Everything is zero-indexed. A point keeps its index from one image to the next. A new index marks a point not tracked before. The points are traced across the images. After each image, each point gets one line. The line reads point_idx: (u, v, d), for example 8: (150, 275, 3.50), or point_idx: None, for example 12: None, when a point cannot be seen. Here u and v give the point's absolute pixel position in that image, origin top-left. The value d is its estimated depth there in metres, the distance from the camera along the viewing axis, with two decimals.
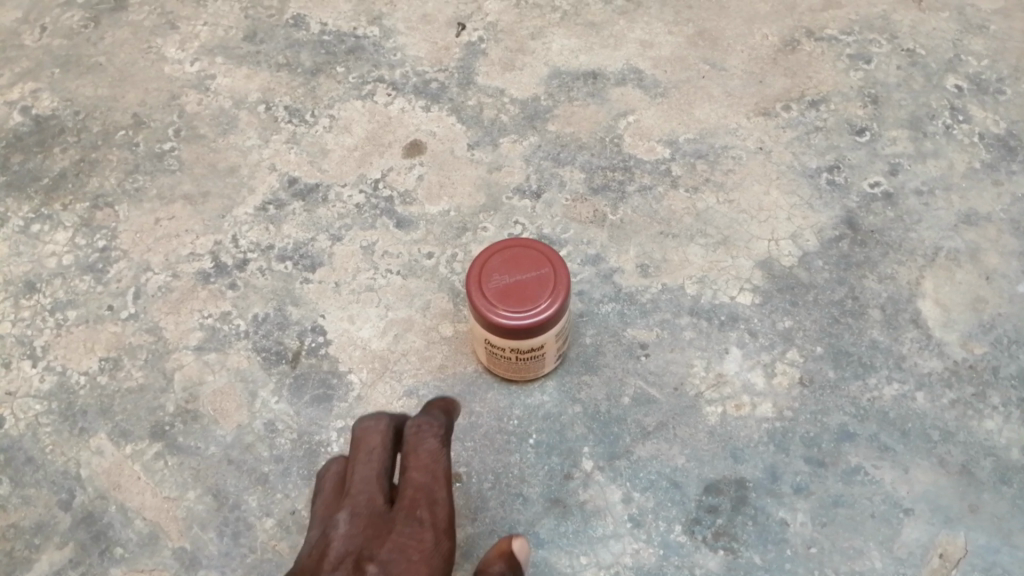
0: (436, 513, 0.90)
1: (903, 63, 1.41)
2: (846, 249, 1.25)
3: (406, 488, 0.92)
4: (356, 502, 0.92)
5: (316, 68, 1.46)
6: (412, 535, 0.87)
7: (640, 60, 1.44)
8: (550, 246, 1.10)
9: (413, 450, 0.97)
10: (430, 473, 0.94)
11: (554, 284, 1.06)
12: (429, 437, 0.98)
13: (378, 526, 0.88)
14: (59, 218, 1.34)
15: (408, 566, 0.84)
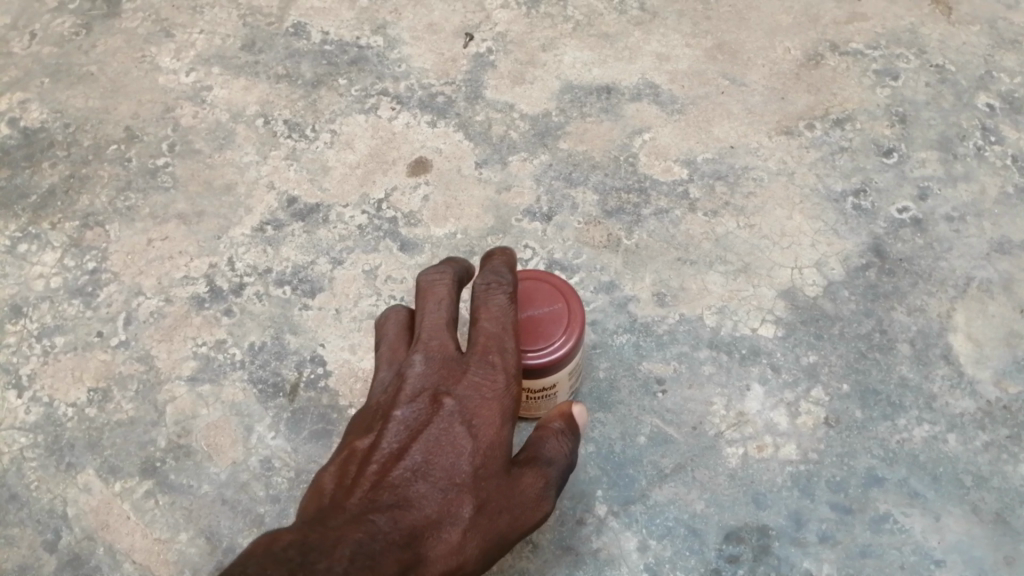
0: (508, 358, 0.88)
1: (932, 79, 1.35)
2: (873, 279, 1.19)
3: (478, 335, 0.90)
4: (428, 346, 0.89)
5: (317, 79, 1.39)
6: (484, 378, 0.86)
7: (657, 74, 1.37)
8: (563, 279, 1.05)
9: (482, 305, 0.92)
10: (501, 324, 0.91)
11: (568, 320, 1.01)
12: (499, 292, 0.93)
13: (450, 366, 0.88)
14: (47, 238, 1.28)
15: (482, 405, 0.85)
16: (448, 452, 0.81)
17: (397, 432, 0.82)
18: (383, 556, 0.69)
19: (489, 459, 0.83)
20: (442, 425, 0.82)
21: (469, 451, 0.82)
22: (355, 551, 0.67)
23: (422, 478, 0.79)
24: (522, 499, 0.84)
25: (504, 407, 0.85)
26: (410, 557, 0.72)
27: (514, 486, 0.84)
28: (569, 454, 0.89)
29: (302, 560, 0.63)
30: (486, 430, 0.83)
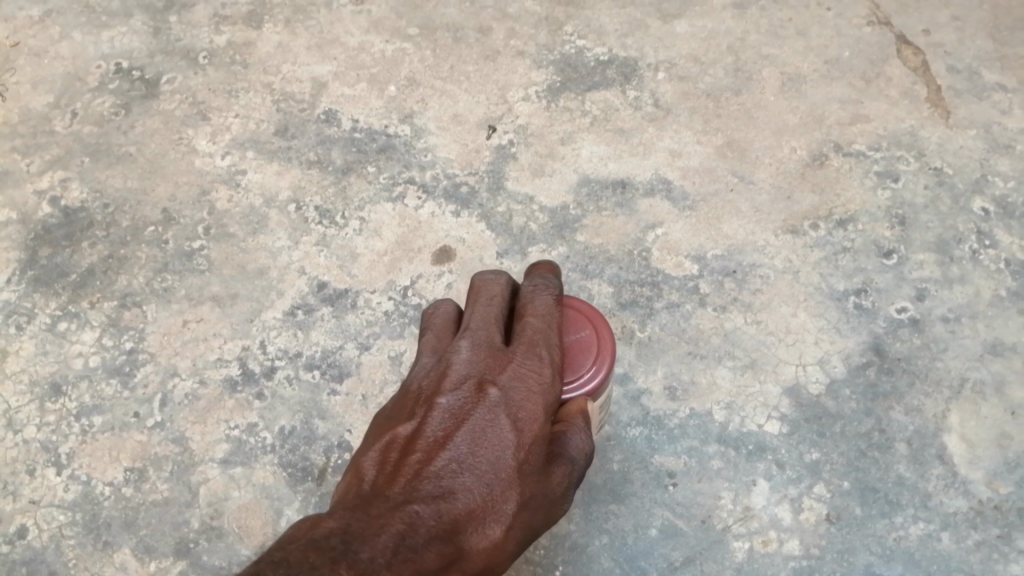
0: (551, 355, 0.94)
1: (931, 183, 1.43)
2: (873, 378, 1.25)
3: (526, 327, 0.97)
4: (475, 339, 0.94)
5: (347, 167, 1.46)
6: (527, 375, 0.90)
7: (669, 170, 1.45)
8: (591, 304, 1.09)
9: (529, 304, 1.01)
10: (546, 319, 0.99)
11: (598, 349, 1.05)
12: (543, 295, 1.02)
13: (495, 357, 0.92)
14: (86, 316, 1.34)
15: (523, 402, 0.87)
16: (490, 446, 0.82)
17: (441, 422, 0.83)
18: (424, 546, 0.68)
19: (530, 452, 0.84)
20: (485, 415, 0.84)
21: (513, 443, 0.82)
22: (397, 542, 0.66)
23: (466, 469, 0.79)
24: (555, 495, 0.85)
25: (545, 402, 0.89)
26: (448, 551, 0.71)
27: (550, 480, 0.86)
28: (591, 445, 0.91)
29: (344, 548, 0.62)
30: (527, 428, 0.85)
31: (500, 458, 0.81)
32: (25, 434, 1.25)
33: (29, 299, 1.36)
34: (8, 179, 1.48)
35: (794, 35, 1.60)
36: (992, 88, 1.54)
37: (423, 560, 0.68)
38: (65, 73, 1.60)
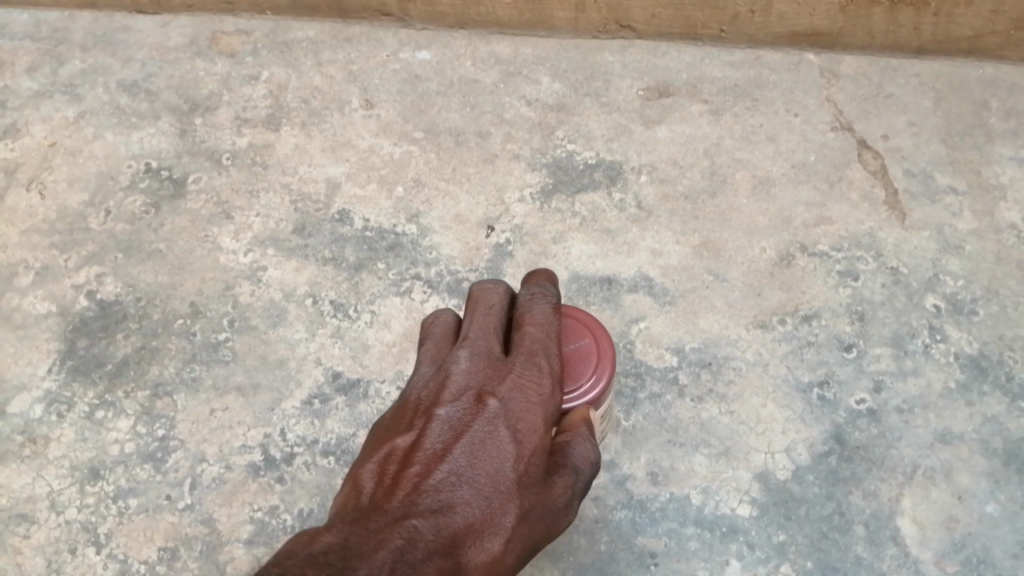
0: (546, 368, 1.08)
1: (887, 280, 1.58)
2: (834, 464, 1.39)
3: (523, 338, 1.11)
4: (474, 353, 1.08)
5: (359, 263, 1.61)
6: (522, 390, 1.04)
7: (651, 268, 1.61)
8: (590, 316, 1.30)
9: (526, 315, 1.15)
10: (543, 329, 1.13)
11: (598, 360, 1.24)
12: (540, 306, 1.16)
13: (494, 368, 1.07)
14: (121, 405, 1.47)
15: (516, 416, 1.01)
16: (485, 459, 0.96)
17: (441, 437, 0.98)
18: (423, 559, 0.82)
19: (528, 464, 0.99)
20: (484, 428, 0.98)
21: (507, 458, 0.97)
22: (396, 556, 0.80)
23: (465, 482, 0.94)
24: (551, 504, 1.00)
25: (542, 411, 1.04)
26: (448, 564, 0.85)
27: (547, 490, 1.01)
28: (591, 457, 1.07)
29: (344, 564, 0.76)
30: (519, 441, 0.99)
31: (496, 472, 0.96)
32: (66, 516, 1.37)
33: (69, 388, 1.49)
34: (48, 274, 1.62)
35: (765, 140, 1.77)
36: (943, 190, 1.70)
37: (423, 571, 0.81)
38: (99, 172, 1.74)
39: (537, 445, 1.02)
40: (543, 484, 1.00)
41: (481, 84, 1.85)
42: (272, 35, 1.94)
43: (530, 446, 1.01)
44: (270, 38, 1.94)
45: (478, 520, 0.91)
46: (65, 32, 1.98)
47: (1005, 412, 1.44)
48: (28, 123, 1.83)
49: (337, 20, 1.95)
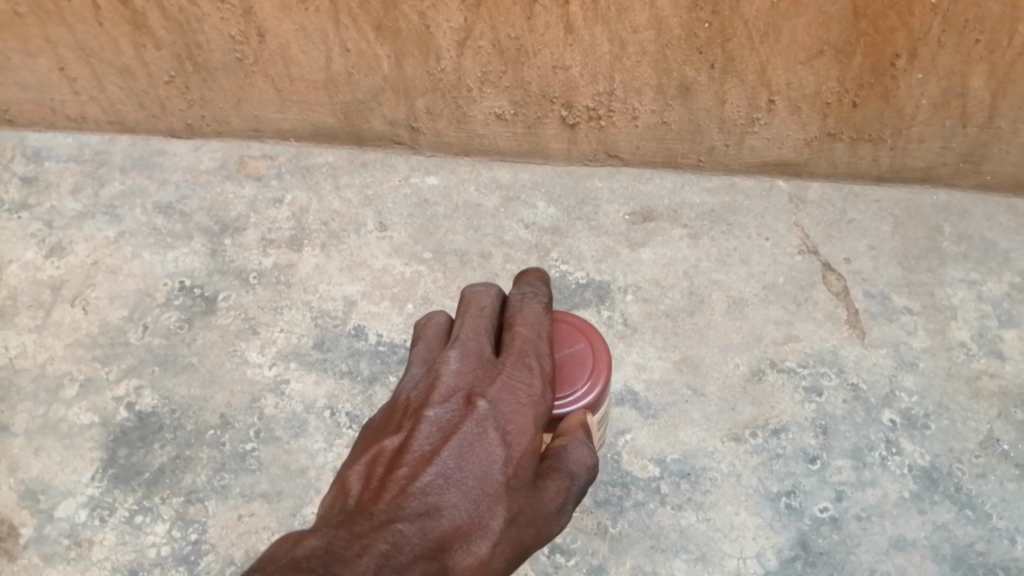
0: (541, 366, 1.00)
1: (848, 396, 1.76)
2: (799, 569, 1.55)
3: (511, 336, 1.02)
4: (465, 351, 1.00)
5: (373, 376, 1.78)
6: (517, 389, 0.96)
7: (636, 382, 1.78)
8: (582, 320, 1.30)
9: (515, 311, 1.06)
10: (532, 325, 1.05)
11: (592, 363, 1.23)
12: (534, 299, 1.09)
13: (488, 366, 0.99)
14: (158, 510, 1.63)
15: (508, 416, 0.93)
16: (474, 464, 0.88)
17: (427, 439, 0.90)
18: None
19: (523, 468, 0.91)
20: (473, 430, 0.91)
21: (497, 464, 0.89)
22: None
23: (453, 486, 0.86)
24: (550, 510, 0.91)
25: (540, 413, 0.96)
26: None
27: (544, 495, 0.92)
28: (596, 463, 0.97)
29: None
30: (512, 446, 0.91)
31: (485, 474, 0.88)
32: None
33: (110, 494, 1.65)
34: (91, 386, 1.79)
35: (739, 262, 1.97)
36: (900, 310, 1.89)
37: None
38: (137, 289, 1.93)
39: (529, 445, 0.93)
40: (539, 487, 0.92)
41: (484, 208, 2.06)
42: (294, 161, 2.15)
43: (522, 445, 0.93)
44: (292, 163, 2.14)
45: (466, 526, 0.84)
46: (105, 154, 2.18)
47: (953, 520, 1.61)
48: (72, 242, 2.02)
49: (354, 147, 2.16)
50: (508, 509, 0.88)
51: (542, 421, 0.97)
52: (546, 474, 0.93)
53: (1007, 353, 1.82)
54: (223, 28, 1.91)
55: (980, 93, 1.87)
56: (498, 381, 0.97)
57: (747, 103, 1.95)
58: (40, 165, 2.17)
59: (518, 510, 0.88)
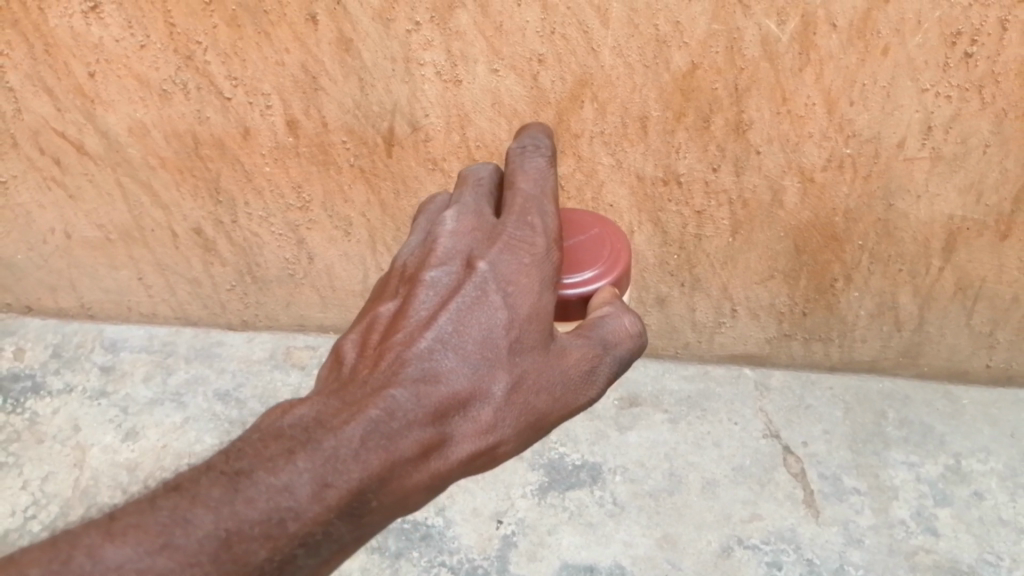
0: (545, 223, 1.11)
1: (803, 570, 2.05)
2: None
3: (515, 196, 1.14)
4: (466, 216, 1.14)
5: (398, 551, 2.10)
6: (516, 252, 1.08)
7: (623, 556, 2.08)
8: (599, 215, 1.42)
9: (518, 170, 1.18)
10: (535, 185, 1.16)
11: (611, 247, 1.35)
12: (534, 156, 1.19)
13: (485, 227, 1.12)
14: None
15: (511, 273, 1.06)
16: (472, 327, 1.03)
17: (426, 300, 1.06)
18: (401, 431, 0.97)
19: (527, 331, 1.05)
20: (472, 292, 1.04)
21: (497, 325, 1.03)
22: (363, 434, 0.95)
23: (452, 350, 1.02)
24: (563, 376, 1.07)
25: (540, 269, 1.07)
26: (430, 434, 0.99)
27: (558, 359, 1.07)
28: (631, 329, 1.16)
29: (302, 443, 0.94)
30: (514, 305, 1.04)
31: (481, 339, 1.03)
32: None
33: None
34: None
35: (711, 445, 2.30)
36: (848, 490, 2.19)
37: (398, 445, 0.96)
38: None
39: (528, 309, 1.05)
40: (543, 353, 1.06)
41: None
42: None
43: (521, 311, 1.05)
44: None
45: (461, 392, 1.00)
46: (172, 344, 2.57)
47: None
48: (144, 426, 2.36)
49: None
50: (502, 373, 1.03)
51: (548, 285, 1.08)
52: (566, 343, 1.09)
53: (940, 530, 2.11)
54: (281, 252, 2.33)
55: (908, 307, 2.23)
56: (503, 243, 1.09)
57: (713, 311, 2.33)
58: (117, 355, 2.55)
59: (521, 375, 1.04)
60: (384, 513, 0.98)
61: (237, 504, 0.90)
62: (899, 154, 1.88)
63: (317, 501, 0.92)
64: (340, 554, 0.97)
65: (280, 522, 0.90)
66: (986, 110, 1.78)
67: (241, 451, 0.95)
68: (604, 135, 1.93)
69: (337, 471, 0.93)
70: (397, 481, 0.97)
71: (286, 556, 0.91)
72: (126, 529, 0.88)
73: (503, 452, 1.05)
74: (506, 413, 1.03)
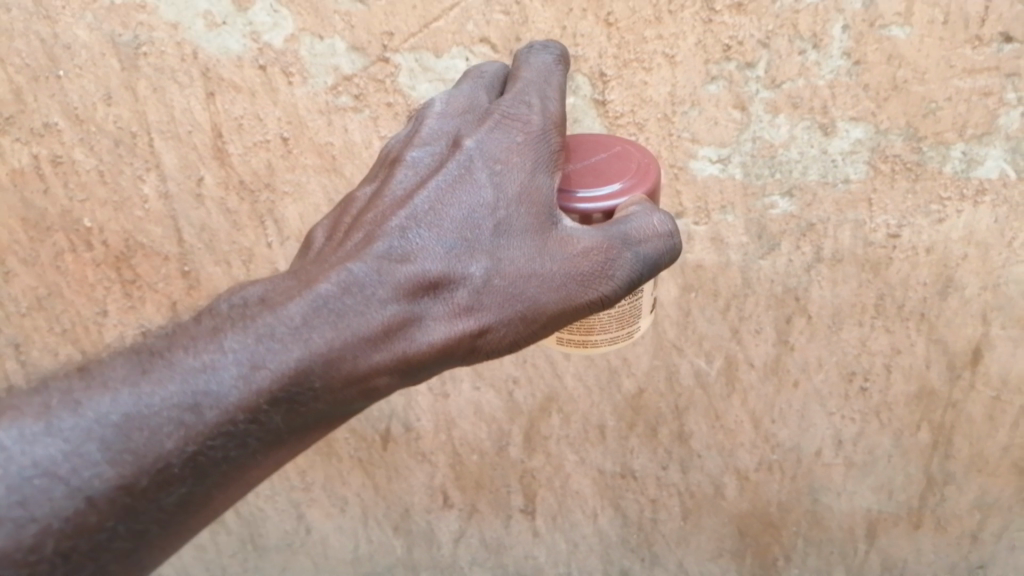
0: (546, 110, 1.29)
1: None
2: None
3: (519, 84, 1.33)
4: (453, 105, 1.33)
5: None
6: (505, 135, 1.25)
7: None
8: (625, 141, 1.47)
9: (525, 65, 1.35)
10: (540, 76, 1.33)
11: (634, 164, 1.40)
12: (543, 57, 1.36)
13: (477, 114, 1.31)
14: None
15: (498, 152, 1.24)
16: (446, 206, 1.21)
17: (402, 180, 1.25)
18: (370, 311, 1.15)
19: (504, 213, 1.21)
20: (454, 174, 1.23)
21: (471, 204, 1.21)
22: (308, 312, 1.14)
23: (427, 230, 1.20)
24: (556, 267, 1.20)
25: (526, 152, 1.24)
26: (393, 313, 1.17)
27: (547, 245, 1.21)
28: (665, 224, 1.25)
29: (247, 318, 1.14)
30: (497, 182, 1.22)
31: (456, 219, 1.21)
32: None
33: None
34: None
35: None
36: None
37: (363, 318, 1.15)
38: None
39: (507, 190, 1.22)
40: (526, 232, 1.21)
41: None
42: None
43: (503, 190, 1.22)
44: None
45: (429, 269, 1.18)
46: None
47: None
48: None
49: None
50: (474, 252, 1.19)
51: (538, 169, 1.24)
52: (563, 233, 1.23)
53: None
54: (282, 523, 2.59)
55: None
56: (489, 127, 1.26)
57: None
58: None
59: (498, 258, 1.20)
60: (358, 384, 1.17)
61: (143, 385, 1.09)
62: (817, 460, 2.22)
63: (261, 368, 1.11)
64: (278, 441, 1.15)
65: (197, 404, 1.09)
66: (886, 429, 2.14)
67: (187, 327, 1.16)
68: (569, 438, 2.28)
69: (279, 345, 1.12)
70: (357, 349, 1.15)
71: (223, 433, 1.10)
72: (5, 411, 1.09)
73: (484, 340, 1.21)
74: (481, 287, 1.19)
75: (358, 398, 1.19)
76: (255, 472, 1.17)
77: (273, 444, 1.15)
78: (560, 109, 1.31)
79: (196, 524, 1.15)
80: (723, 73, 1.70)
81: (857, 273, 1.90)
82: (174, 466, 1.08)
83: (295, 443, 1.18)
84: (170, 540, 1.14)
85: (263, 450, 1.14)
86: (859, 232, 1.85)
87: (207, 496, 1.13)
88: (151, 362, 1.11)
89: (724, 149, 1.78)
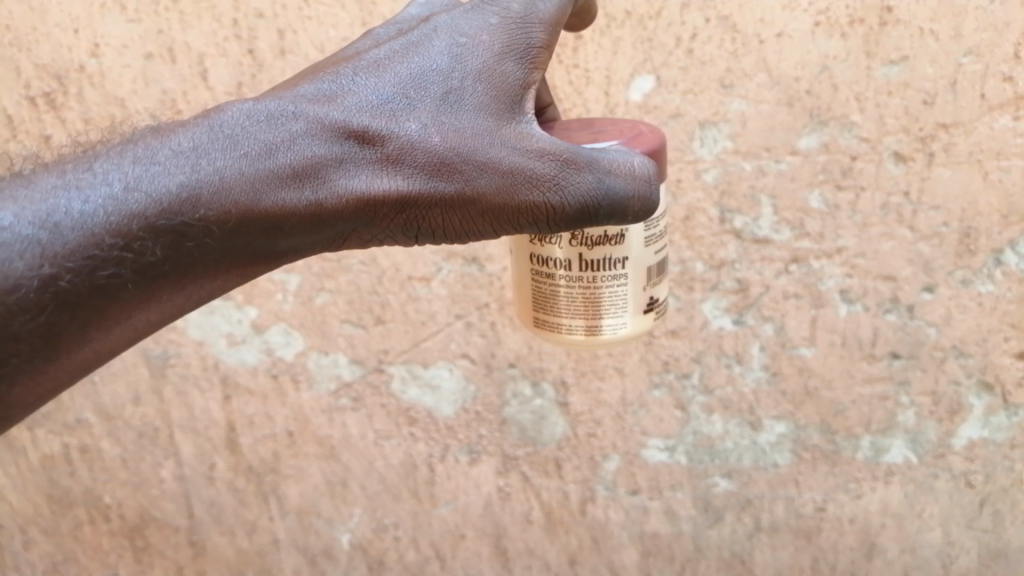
0: (542, 7, 1.28)
1: None
2: None
3: None
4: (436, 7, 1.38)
5: None
6: (480, 16, 1.25)
7: None
8: (638, 121, 1.48)
9: None
10: None
11: (637, 131, 1.39)
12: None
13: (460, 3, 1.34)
14: None
15: (466, 25, 1.25)
16: (392, 64, 1.22)
17: (356, 49, 1.29)
18: (280, 152, 1.15)
19: (454, 79, 1.21)
20: (411, 42, 1.24)
21: (419, 66, 1.22)
22: (216, 140, 1.14)
23: (364, 83, 1.21)
24: (499, 144, 1.20)
25: (496, 31, 1.24)
26: (308, 157, 1.17)
27: (492, 125, 1.20)
28: (640, 167, 1.24)
29: (159, 140, 1.15)
30: (456, 50, 1.23)
31: (398, 77, 1.21)
32: None
33: None
34: None
35: None
36: None
37: (272, 157, 1.15)
38: None
39: (463, 64, 1.22)
40: (471, 106, 1.20)
41: None
42: None
43: (457, 66, 1.22)
44: None
45: (351, 116, 1.18)
46: None
47: None
48: None
49: None
50: (408, 111, 1.19)
51: (509, 57, 1.24)
52: (518, 120, 1.22)
53: None
54: None
55: None
56: (467, 8, 1.27)
57: None
58: None
59: (430, 122, 1.19)
60: (260, 223, 1.16)
61: (19, 196, 1.10)
62: None
63: (141, 191, 1.11)
64: (166, 267, 1.14)
65: (57, 225, 1.09)
66: None
67: (93, 150, 1.18)
68: None
69: (165, 171, 1.12)
70: (262, 183, 1.15)
71: (84, 258, 1.09)
72: None
73: (407, 201, 1.20)
74: (408, 146, 1.19)
75: (259, 238, 1.18)
76: (143, 316, 1.17)
77: (156, 281, 1.15)
78: (555, 14, 1.30)
79: (67, 366, 1.14)
80: (664, 380, 2.03)
81: (792, 540, 2.15)
82: (31, 285, 1.07)
83: (194, 288, 1.20)
84: (39, 380, 1.13)
85: (142, 283, 1.14)
86: (790, 506, 2.11)
87: (79, 334, 1.13)
88: (11, 184, 1.12)
89: (670, 439, 2.08)
